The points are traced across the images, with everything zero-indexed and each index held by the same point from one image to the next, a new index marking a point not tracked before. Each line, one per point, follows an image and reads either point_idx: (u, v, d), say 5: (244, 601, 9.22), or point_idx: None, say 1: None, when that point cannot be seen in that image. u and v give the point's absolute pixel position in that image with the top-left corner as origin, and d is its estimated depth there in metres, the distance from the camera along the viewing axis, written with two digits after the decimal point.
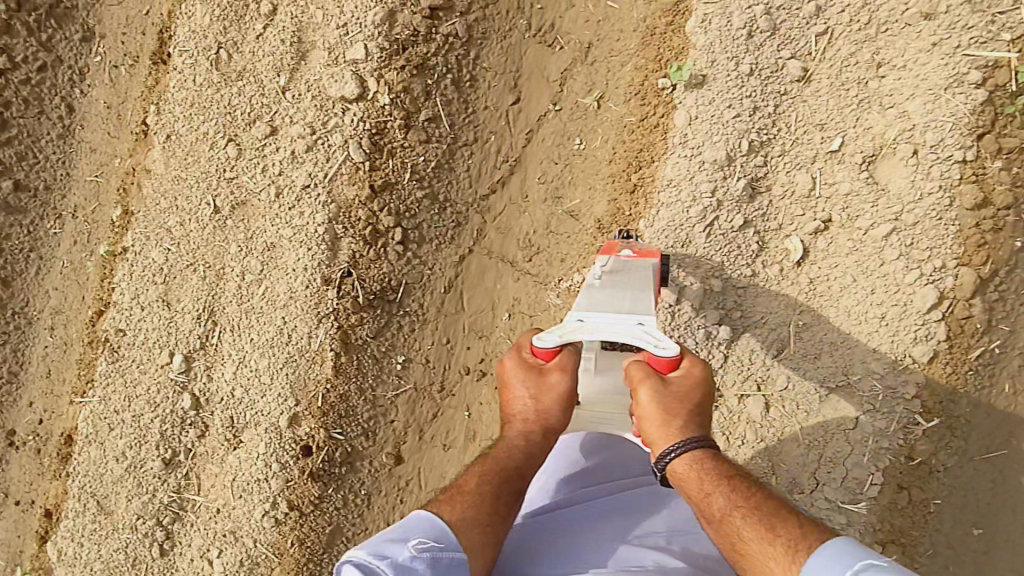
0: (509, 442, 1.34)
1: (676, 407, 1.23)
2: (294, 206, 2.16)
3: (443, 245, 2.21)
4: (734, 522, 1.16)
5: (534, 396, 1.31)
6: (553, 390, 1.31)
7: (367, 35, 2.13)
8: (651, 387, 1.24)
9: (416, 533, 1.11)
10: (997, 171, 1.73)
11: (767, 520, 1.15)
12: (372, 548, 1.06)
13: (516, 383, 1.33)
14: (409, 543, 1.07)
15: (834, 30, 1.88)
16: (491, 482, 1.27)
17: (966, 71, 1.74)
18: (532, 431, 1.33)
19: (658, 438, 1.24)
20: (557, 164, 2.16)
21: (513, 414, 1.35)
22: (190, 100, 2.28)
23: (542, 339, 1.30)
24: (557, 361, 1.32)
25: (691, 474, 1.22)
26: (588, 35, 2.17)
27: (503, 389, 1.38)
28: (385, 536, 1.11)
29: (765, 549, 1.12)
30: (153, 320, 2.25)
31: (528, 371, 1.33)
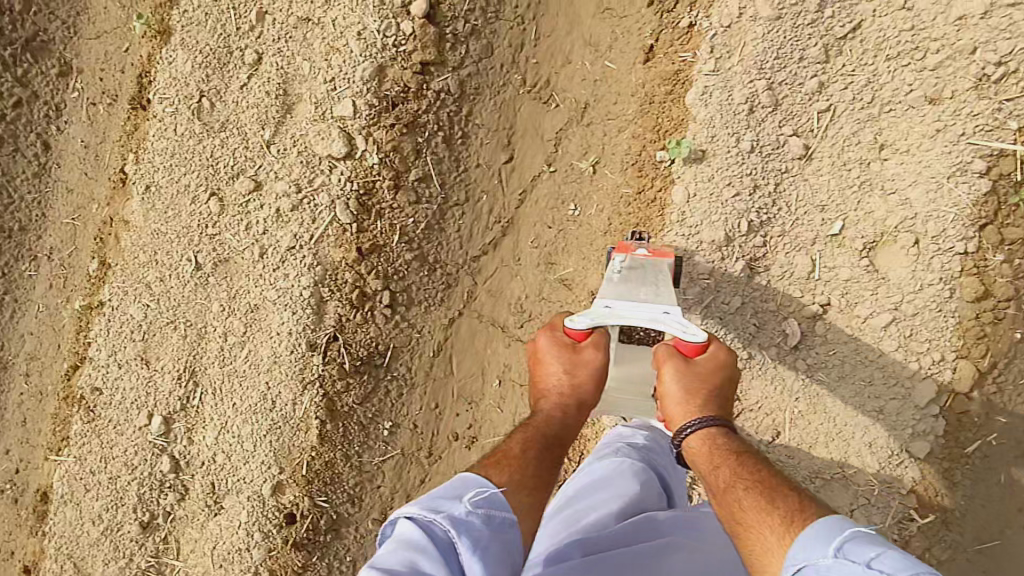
0: (545, 414, 1.48)
1: (695, 387, 1.42)
2: (278, 267, 2.09)
3: (432, 307, 2.16)
4: (736, 492, 1.27)
5: (570, 372, 1.48)
6: (587, 364, 1.49)
7: (354, 92, 2.05)
8: (674, 365, 1.42)
9: (469, 489, 1.17)
10: (998, 263, 1.71)
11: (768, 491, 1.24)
12: (427, 503, 1.12)
13: (553, 360, 1.50)
14: (464, 500, 1.13)
15: (837, 107, 1.84)
16: (534, 445, 1.39)
17: (970, 160, 1.71)
18: (568, 406, 1.48)
19: (681, 413, 1.41)
20: (551, 229, 2.11)
21: (549, 389, 1.50)
22: (171, 150, 2.19)
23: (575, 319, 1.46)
24: (589, 340, 1.51)
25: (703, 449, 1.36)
26: (585, 94, 2.10)
27: (537, 367, 1.54)
28: (437, 493, 1.16)
29: (761, 513, 1.20)
30: (131, 379, 2.19)
31: (563, 350, 1.50)
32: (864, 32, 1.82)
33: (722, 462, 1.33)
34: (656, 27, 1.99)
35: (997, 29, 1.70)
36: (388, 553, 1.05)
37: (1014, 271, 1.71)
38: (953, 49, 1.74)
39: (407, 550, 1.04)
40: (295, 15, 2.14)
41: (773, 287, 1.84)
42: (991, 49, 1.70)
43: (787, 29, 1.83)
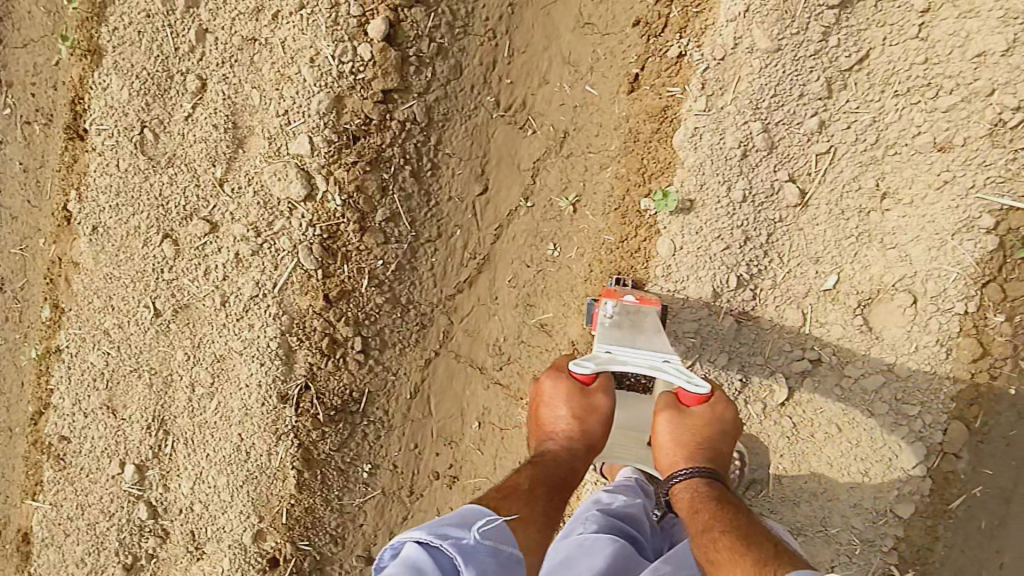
0: (551, 457, 1.34)
1: (689, 437, 1.35)
2: (242, 316, 1.98)
3: (407, 349, 2.06)
4: (712, 535, 1.19)
5: (580, 418, 1.35)
6: (598, 412, 1.36)
7: (310, 126, 1.86)
8: (669, 414, 1.36)
9: (476, 517, 1.06)
10: (998, 323, 1.61)
11: (743, 535, 1.16)
12: (432, 530, 1.01)
13: (560, 405, 1.36)
14: (472, 529, 1.02)
15: (837, 149, 1.68)
16: (541, 483, 1.25)
17: (977, 216, 1.59)
18: (576, 450, 1.35)
19: (670, 461, 1.36)
20: (529, 268, 1.98)
21: (554, 435, 1.36)
22: (116, 187, 2.00)
23: (576, 363, 1.29)
24: (598, 383, 1.38)
25: (688, 496, 1.30)
26: (564, 122, 1.93)
27: (541, 409, 1.40)
28: (443, 520, 1.05)
29: (732, 555, 1.12)
30: (99, 428, 2.11)
31: (573, 394, 1.36)
32: (872, 64, 1.64)
33: (703, 507, 1.26)
34: (641, 51, 1.82)
35: (1018, 69, 1.52)
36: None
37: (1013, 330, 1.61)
38: (969, 90, 1.56)
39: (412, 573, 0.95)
40: (239, 34, 1.91)
41: (763, 339, 1.75)
42: (1009, 92, 1.53)
43: (787, 62, 1.64)
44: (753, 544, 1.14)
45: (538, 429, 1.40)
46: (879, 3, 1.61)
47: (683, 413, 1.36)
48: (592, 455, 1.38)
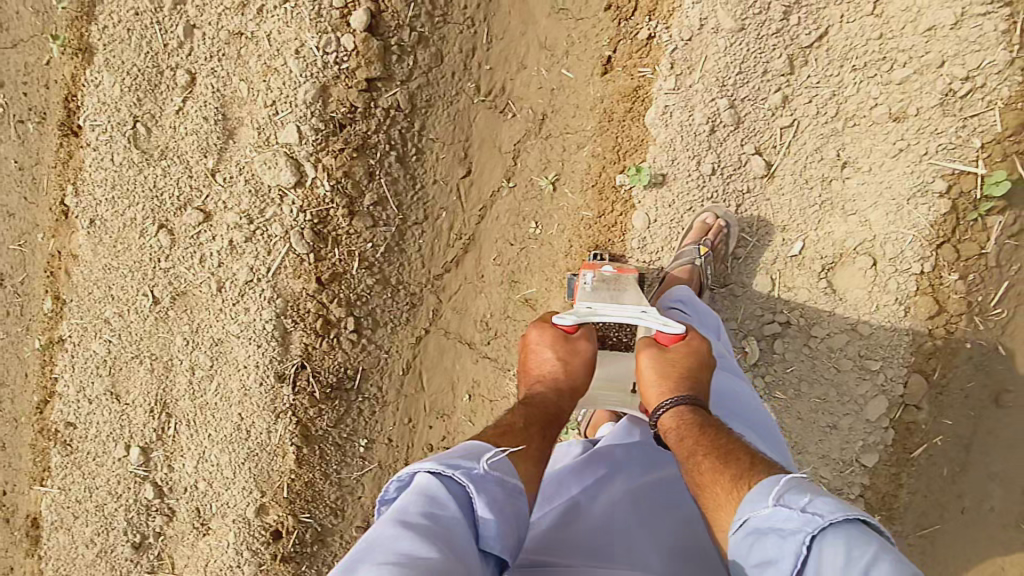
0: (539, 398, 1.34)
1: (670, 368, 1.31)
2: (238, 301, 2.06)
3: (398, 327, 2.15)
4: (697, 460, 1.14)
5: (565, 359, 1.37)
6: (581, 355, 1.39)
7: (297, 116, 1.94)
8: (648, 351, 1.35)
9: (484, 451, 1.05)
10: (953, 282, 1.72)
11: (724, 454, 1.12)
12: (439, 461, 1.00)
13: (546, 349, 1.39)
14: (480, 459, 1.01)
15: (801, 122, 1.77)
16: (532, 423, 1.24)
17: (931, 181, 1.68)
18: (563, 391, 1.36)
19: (654, 398, 1.31)
20: (513, 246, 2.07)
21: (541, 378, 1.38)
22: (111, 181, 2.08)
23: (559, 317, 1.38)
24: (580, 331, 1.42)
25: (674, 425, 1.23)
26: (542, 104, 2.00)
27: (526, 357, 1.43)
28: (449, 452, 1.04)
29: (714, 477, 1.09)
30: (103, 414, 2.18)
31: (557, 340, 1.40)
32: (830, 41, 1.73)
33: (687, 432, 1.21)
34: (613, 34, 1.90)
35: (966, 42, 1.61)
36: (400, 506, 0.93)
37: (967, 288, 1.72)
38: (920, 64, 1.66)
39: (424, 501, 0.93)
40: (226, 28, 1.98)
41: (733, 304, 1.86)
42: (959, 63, 1.62)
43: (750, 41, 1.73)
44: (735, 461, 1.10)
45: (525, 377, 1.42)
46: None
47: (663, 349, 1.35)
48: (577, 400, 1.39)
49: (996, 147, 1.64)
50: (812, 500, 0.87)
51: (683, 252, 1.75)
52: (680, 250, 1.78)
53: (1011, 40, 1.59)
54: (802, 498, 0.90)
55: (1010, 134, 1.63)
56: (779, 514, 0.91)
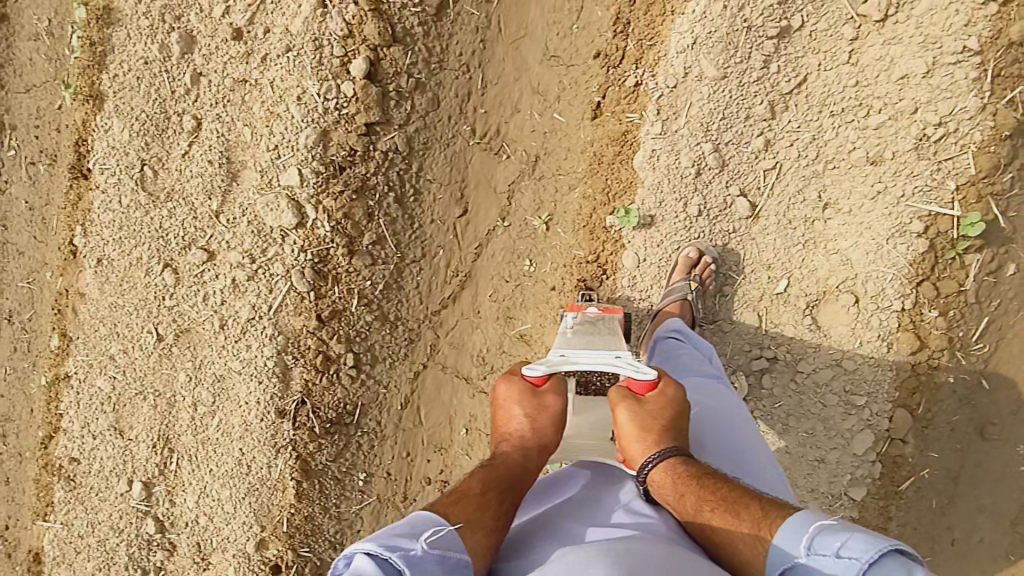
0: (504, 457, 1.34)
1: (651, 421, 1.29)
2: (240, 338, 2.11)
3: (396, 362, 2.20)
4: (706, 518, 1.14)
5: (532, 417, 1.37)
6: (549, 411, 1.38)
7: (299, 159, 2.01)
8: (627, 405, 1.31)
9: (423, 529, 1.05)
10: (934, 318, 1.77)
11: (734, 507, 1.14)
12: (379, 541, 1.00)
13: (514, 405, 1.38)
14: (420, 539, 1.02)
15: (783, 165, 1.84)
16: (490, 488, 1.23)
17: (909, 222, 1.75)
18: (528, 450, 1.35)
19: (638, 453, 1.27)
20: (508, 283, 2.13)
21: (510, 435, 1.37)
22: (119, 222, 2.15)
23: (529, 367, 1.41)
24: (550, 386, 1.41)
25: (668, 482, 1.20)
26: (535, 146, 2.07)
27: (496, 412, 1.42)
28: (393, 530, 1.05)
29: (732, 534, 1.11)
30: (107, 449, 2.22)
31: (525, 395, 1.39)
32: (809, 88, 1.80)
33: (687, 488, 1.20)
34: (603, 80, 1.96)
35: (938, 89, 1.68)
36: None
37: (946, 324, 1.78)
38: (895, 110, 1.73)
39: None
40: (230, 76, 2.06)
41: (722, 341, 1.91)
42: (931, 110, 1.70)
43: (732, 88, 1.81)
44: (745, 510, 1.14)
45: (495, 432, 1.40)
46: (814, 32, 1.78)
47: (640, 402, 1.32)
48: (545, 457, 1.37)
49: (970, 189, 1.71)
50: (846, 543, 0.94)
51: (673, 287, 1.82)
52: (669, 287, 1.85)
53: (981, 87, 1.66)
54: (834, 541, 0.96)
55: (983, 176, 1.69)
56: (816, 562, 0.98)
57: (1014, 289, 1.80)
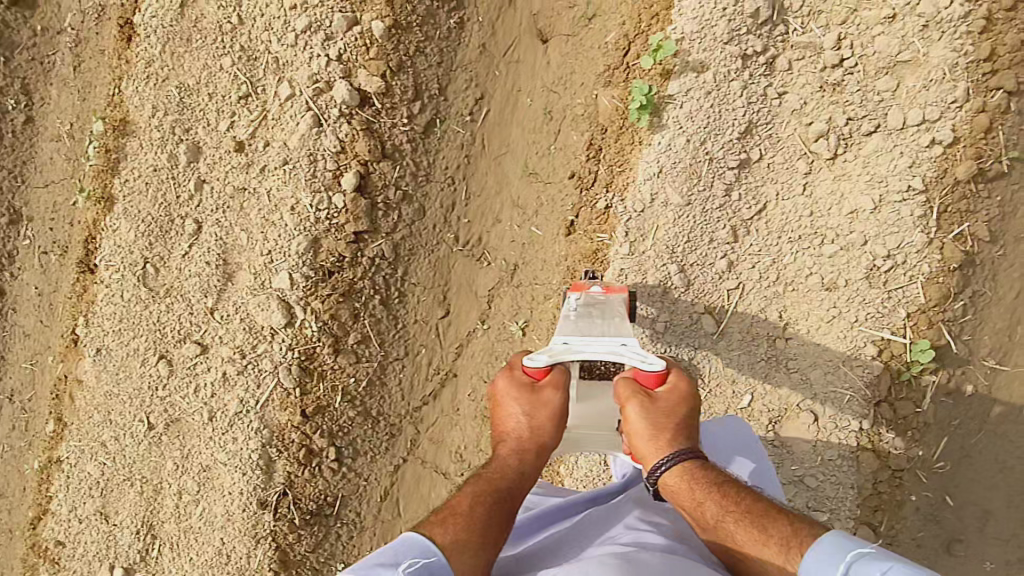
0: (502, 461, 1.39)
1: (662, 420, 1.33)
2: (226, 430, 2.19)
3: (377, 456, 2.25)
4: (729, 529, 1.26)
5: (531, 415, 1.38)
6: (547, 406, 1.39)
7: (290, 264, 2.14)
8: (639, 402, 1.33)
9: (404, 555, 1.18)
10: (892, 438, 1.83)
11: (760, 521, 1.24)
12: (364, 573, 1.14)
13: (512, 403, 1.40)
14: (399, 568, 1.14)
15: (746, 285, 1.92)
16: (480, 503, 1.31)
17: (863, 345, 1.83)
18: (526, 452, 1.39)
19: (654, 453, 1.33)
20: (487, 383, 2.21)
21: (507, 434, 1.40)
22: (120, 314, 2.27)
23: (531, 358, 1.40)
24: (549, 379, 1.40)
25: (682, 485, 1.31)
26: (514, 256, 2.19)
27: (495, 407, 1.44)
28: (376, 558, 1.17)
29: (759, 548, 1.22)
30: (92, 533, 2.28)
31: (522, 392, 1.40)
32: (769, 214, 1.91)
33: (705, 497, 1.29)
34: (576, 201, 2.09)
35: (886, 224, 1.80)
36: None
37: (905, 444, 1.84)
38: (846, 242, 1.84)
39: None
40: (232, 184, 2.22)
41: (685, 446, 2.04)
42: (880, 243, 1.81)
43: (695, 214, 1.91)
44: (772, 525, 1.24)
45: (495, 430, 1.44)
46: (771, 163, 1.91)
47: (651, 398, 1.34)
48: (546, 456, 1.41)
49: (921, 316, 1.80)
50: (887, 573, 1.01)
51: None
52: None
53: (927, 224, 1.78)
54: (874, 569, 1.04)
55: (933, 304, 1.79)
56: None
57: (972, 410, 1.86)
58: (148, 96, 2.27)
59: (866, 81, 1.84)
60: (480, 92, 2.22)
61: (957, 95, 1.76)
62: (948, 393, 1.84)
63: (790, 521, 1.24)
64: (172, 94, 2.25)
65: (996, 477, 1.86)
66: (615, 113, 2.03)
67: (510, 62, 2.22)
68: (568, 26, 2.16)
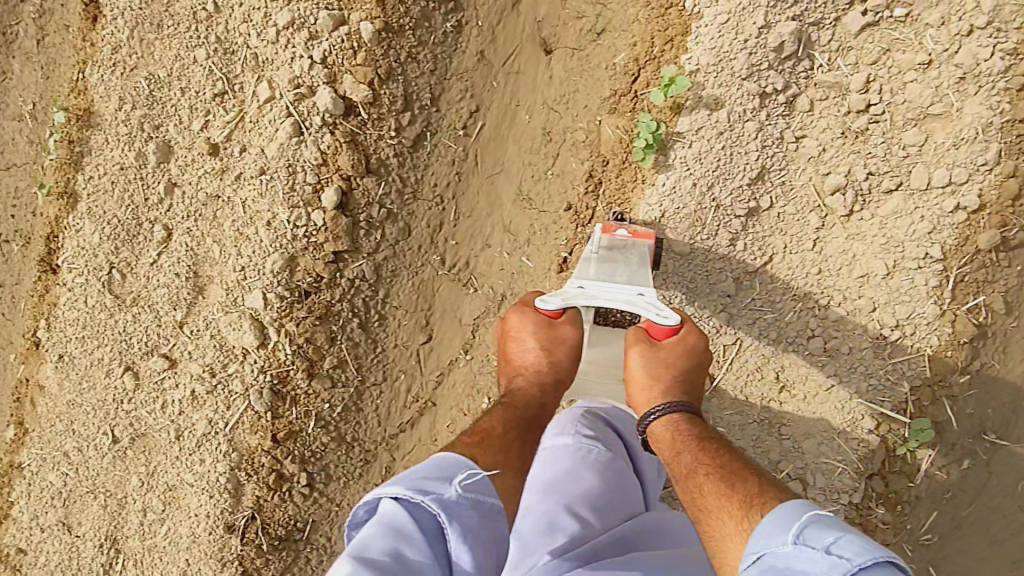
0: (521, 389, 1.50)
1: (660, 370, 1.45)
2: (195, 451, 2.11)
3: (351, 482, 2.18)
4: (698, 479, 1.27)
5: (549, 350, 1.49)
6: (563, 342, 1.50)
7: (264, 284, 2.01)
8: (641, 348, 1.46)
9: (455, 469, 1.07)
10: (881, 514, 1.77)
11: (728, 476, 1.23)
12: (412, 483, 1.02)
13: (528, 338, 1.51)
14: (453, 483, 1.03)
15: (745, 340, 1.82)
16: (512, 425, 1.37)
17: (861, 418, 1.75)
18: (544, 383, 1.51)
19: (646, 399, 1.45)
20: (466, 416, 2.13)
21: (526, 367, 1.52)
22: (83, 321, 2.15)
23: (543, 300, 1.48)
24: (564, 317, 1.52)
25: (666, 436, 1.39)
26: (502, 285, 2.08)
27: (511, 342, 1.55)
28: (422, 470, 1.06)
29: (720, 501, 1.19)
30: (54, 543, 2.22)
31: (539, 328, 1.51)
32: (775, 268, 1.80)
33: (684, 448, 1.35)
34: (571, 235, 1.96)
35: (897, 292, 1.71)
36: (367, 539, 0.95)
37: (893, 519, 1.77)
38: (854, 307, 1.74)
39: (393, 535, 0.96)
40: (204, 190, 2.06)
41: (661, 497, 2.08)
42: (890, 311, 1.72)
43: (697, 263, 1.81)
44: (738, 484, 1.21)
45: (510, 362, 1.54)
46: (782, 213, 1.78)
47: (654, 346, 1.47)
48: (561, 387, 1.54)
49: (925, 392, 1.73)
50: (838, 540, 0.87)
51: None
52: None
53: (941, 294, 1.69)
54: (828, 536, 0.91)
55: (939, 379, 1.72)
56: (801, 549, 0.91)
57: (965, 484, 1.80)
58: (115, 86, 2.07)
59: (892, 131, 1.71)
60: (476, 104, 2.05)
61: (989, 157, 1.65)
62: (944, 466, 1.78)
63: (758, 485, 1.20)
64: (140, 86, 2.06)
65: (981, 551, 1.83)
66: (619, 144, 1.88)
67: (509, 72, 2.04)
68: (574, 38, 1.98)
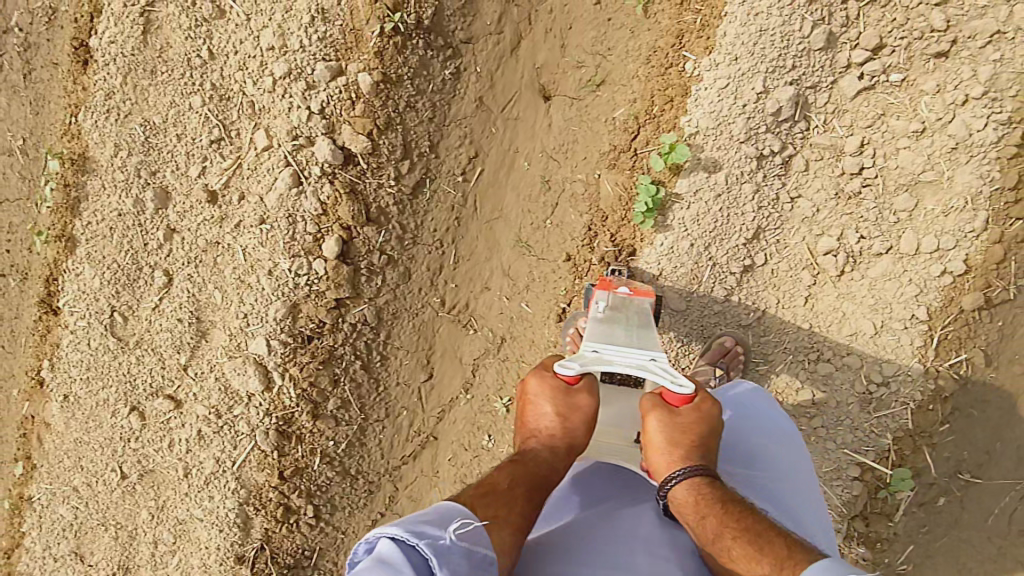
0: (533, 454, 1.38)
1: (680, 437, 1.31)
2: (203, 487, 2.15)
3: (355, 511, 2.22)
4: (724, 544, 1.21)
5: (564, 416, 1.37)
6: (580, 410, 1.38)
7: (267, 331, 2.04)
8: (661, 414, 1.33)
9: (450, 517, 1.10)
10: (861, 550, 1.89)
11: (756, 539, 1.19)
12: (408, 526, 1.05)
13: (542, 401, 1.39)
14: (448, 529, 1.05)
15: None
16: (519, 484, 1.28)
17: (845, 466, 1.85)
18: (557, 448, 1.37)
19: (665, 464, 1.30)
20: (467, 451, 2.19)
21: (538, 431, 1.40)
22: (87, 363, 2.17)
23: (562, 364, 1.36)
24: (582, 384, 1.39)
25: (688, 501, 1.26)
26: (502, 328, 2.13)
27: (525, 405, 1.44)
28: (421, 517, 1.09)
29: (750, 565, 1.16)
30: (67, 572, 2.28)
31: (555, 393, 1.39)
32: (767, 322, 1.88)
33: (707, 511, 1.24)
34: (569, 286, 2.04)
35: (882, 351, 1.81)
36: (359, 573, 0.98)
37: (872, 555, 1.89)
38: (843, 363, 1.84)
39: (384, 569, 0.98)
40: (204, 237, 2.07)
41: None
42: (877, 369, 1.82)
43: (692, 319, 1.89)
44: (767, 546, 1.18)
45: (523, 426, 1.43)
46: (776, 269, 1.87)
47: (673, 412, 1.33)
48: (573, 457, 1.40)
49: (907, 441, 1.82)
50: None
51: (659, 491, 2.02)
52: None
53: (924, 353, 1.79)
54: None
55: (920, 430, 1.81)
56: None
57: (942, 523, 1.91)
58: (110, 132, 2.05)
59: (884, 196, 1.80)
60: (474, 150, 2.06)
61: (976, 225, 1.73)
62: (922, 505, 1.86)
63: (788, 546, 1.18)
64: (135, 132, 2.04)
65: None
66: (618, 201, 1.96)
67: (508, 118, 2.05)
68: (572, 87, 2.02)
